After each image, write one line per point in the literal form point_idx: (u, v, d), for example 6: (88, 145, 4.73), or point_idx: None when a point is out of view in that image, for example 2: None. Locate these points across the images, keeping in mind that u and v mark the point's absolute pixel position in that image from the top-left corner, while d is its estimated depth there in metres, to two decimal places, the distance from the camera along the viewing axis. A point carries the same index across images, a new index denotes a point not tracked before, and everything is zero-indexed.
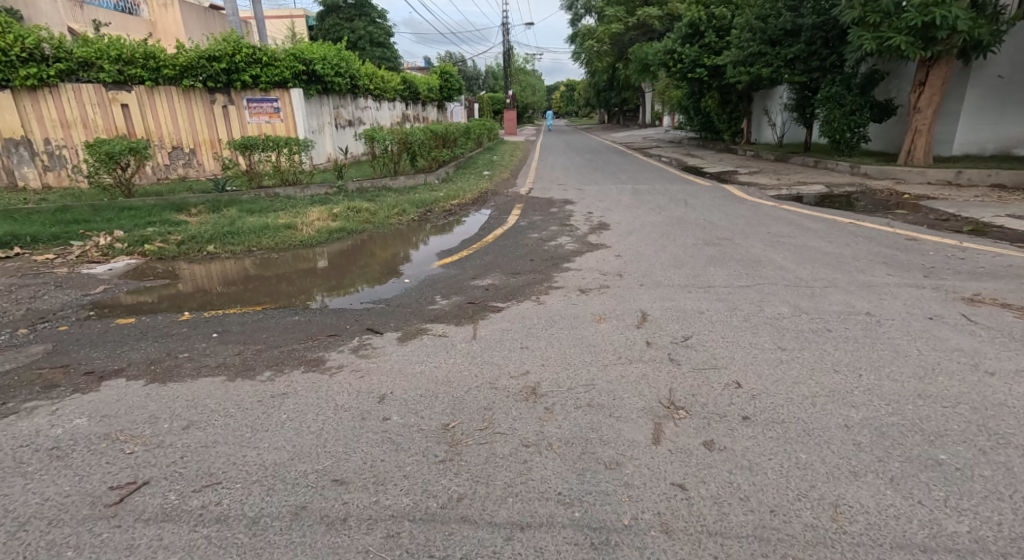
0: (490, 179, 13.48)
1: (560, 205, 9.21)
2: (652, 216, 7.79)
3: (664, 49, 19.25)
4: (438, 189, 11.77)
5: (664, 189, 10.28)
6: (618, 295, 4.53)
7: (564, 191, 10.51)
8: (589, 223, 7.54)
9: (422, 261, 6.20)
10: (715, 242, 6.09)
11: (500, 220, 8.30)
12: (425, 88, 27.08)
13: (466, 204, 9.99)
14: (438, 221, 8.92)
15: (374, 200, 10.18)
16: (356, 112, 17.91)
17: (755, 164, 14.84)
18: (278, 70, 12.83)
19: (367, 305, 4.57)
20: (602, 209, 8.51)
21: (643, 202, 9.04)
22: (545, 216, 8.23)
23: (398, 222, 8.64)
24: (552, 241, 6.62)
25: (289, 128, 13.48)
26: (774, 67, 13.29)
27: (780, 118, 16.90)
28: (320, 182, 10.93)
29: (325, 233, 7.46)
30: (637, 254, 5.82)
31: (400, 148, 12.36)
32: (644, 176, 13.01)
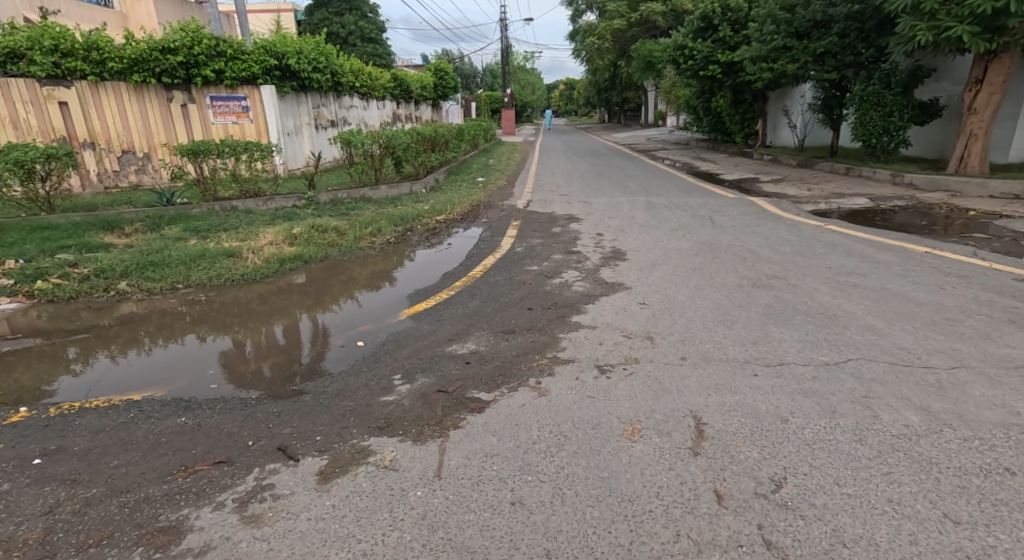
0: (484, 187, 12.14)
1: (563, 223, 7.87)
2: (675, 241, 6.46)
3: (674, 44, 17.88)
4: (425, 200, 10.43)
5: (681, 202, 8.97)
6: (652, 380, 3.17)
7: (567, 204, 9.17)
8: (599, 250, 6.21)
9: (390, 305, 4.80)
10: (766, 283, 4.74)
11: (493, 243, 6.96)
12: (417, 86, 25.67)
13: (455, 219, 8.65)
14: (420, 240, 7.56)
15: (348, 215, 8.86)
16: (339, 111, 16.58)
17: (775, 171, 13.50)
18: (246, 64, 11.50)
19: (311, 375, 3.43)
20: (613, 230, 7.18)
21: (660, 220, 7.72)
22: (546, 238, 6.91)
23: (369, 241, 7.26)
24: (554, 277, 5.28)
25: (260, 129, 12.17)
26: (800, 63, 11.94)
27: (800, 118, 15.55)
28: (288, 193, 9.57)
29: (273, 260, 6.09)
30: (666, 301, 4.47)
31: (383, 152, 10.99)
32: (654, 184, 11.69)
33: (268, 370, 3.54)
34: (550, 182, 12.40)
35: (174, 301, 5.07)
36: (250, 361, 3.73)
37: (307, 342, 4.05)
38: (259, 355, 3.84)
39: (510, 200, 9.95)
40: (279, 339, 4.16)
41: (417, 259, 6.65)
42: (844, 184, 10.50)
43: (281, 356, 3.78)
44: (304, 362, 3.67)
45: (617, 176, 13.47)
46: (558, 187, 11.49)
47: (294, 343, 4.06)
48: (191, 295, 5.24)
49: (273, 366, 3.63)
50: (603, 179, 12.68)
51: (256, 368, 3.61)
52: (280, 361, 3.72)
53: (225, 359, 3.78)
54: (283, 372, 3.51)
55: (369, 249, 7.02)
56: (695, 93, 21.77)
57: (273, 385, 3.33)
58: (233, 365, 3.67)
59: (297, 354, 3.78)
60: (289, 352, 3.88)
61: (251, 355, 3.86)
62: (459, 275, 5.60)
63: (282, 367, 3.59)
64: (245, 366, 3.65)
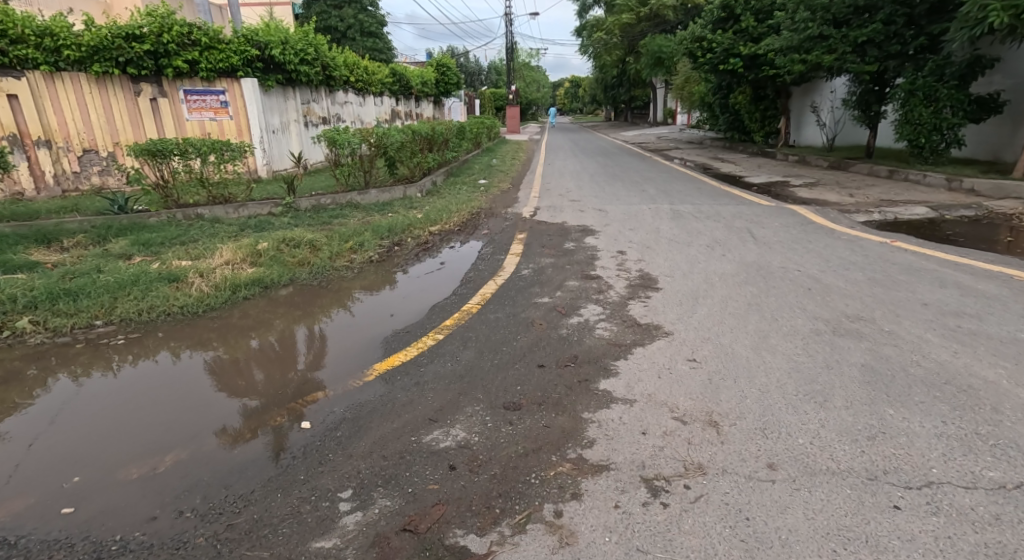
0: (486, 191, 11.02)
1: (576, 237, 6.77)
2: (715, 263, 5.34)
3: (691, 36, 16.73)
4: (419, 206, 9.34)
5: (711, 211, 7.85)
6: (734, 515, 2.07)
7: (580, 213, 8.06)
8: (624, 275, 5.10)
9: (360, 353, 3.72)
10: (850, 329, 3.64)
11: (495, 261, 5.85)
12: (418, 81, 24.56)
13: (454, 230, 7.55)
14: (408, 255, 6.45)
15: (330, 225, 7.77)
16: (332, 107, 15.51)
17: (804, 173, 12.34)
18: (223, 54, 10.42)
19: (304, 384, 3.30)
20: (637, 248, 6.06)
21: (690, 235, 6.59)
22: (557, 258, 5.80)
23: (347, 257, 6.14)
24: (571, 315, 4.17)
25: (241, 125, 11.17)
26: (838, 54, 10.79)
27: (829, 116, 14.39)
28: (264, 198, 8.49)
29: (224, 285, 4.99)
30: (724, 356, 3.37)
31: (374, 153, 9.86)
32: (674, 189, 10.58)
33: (262, 379, 3.43)
34: (558, 186, 11.29)
35: (83, 360, 3.80)
36: (244, 367, 3.64)
37: (304, 347, 3.90)
38: (252, 359, 3.75)
39: (515, 207, 8.84)
40: (273, 342, 4.01)
41: (405, 279, 5.58)
42: (890, 190, 9.34)
43: (276, 364, 3.66)
44: (301, 369, 3.55)
45: (631, 179, 12.35)
46: (567, 192, 10.36)
47: (289, 347, 3.94)
48: (103, 354, 3.89)
49: (268, 372, 3.54)
50: (616, 183, 11.56)
51: (248, 375, 3.52)
52: (273, 368, 3.61)
53: (217, 363, 3.71)
54: (275, 379, 3.41)
55: (346, 269, 5.85)
56: (711, 89, 20.57)
57: (264, 394, 3.22)
58: (225, 371, 3.59)
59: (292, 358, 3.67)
60: (284, 356, 3.76)
61: (245, 358, 3.77)
62: (451, 309, 4.49)
63: (274, 374, 3.49)
64: (238, 372, 3.56)
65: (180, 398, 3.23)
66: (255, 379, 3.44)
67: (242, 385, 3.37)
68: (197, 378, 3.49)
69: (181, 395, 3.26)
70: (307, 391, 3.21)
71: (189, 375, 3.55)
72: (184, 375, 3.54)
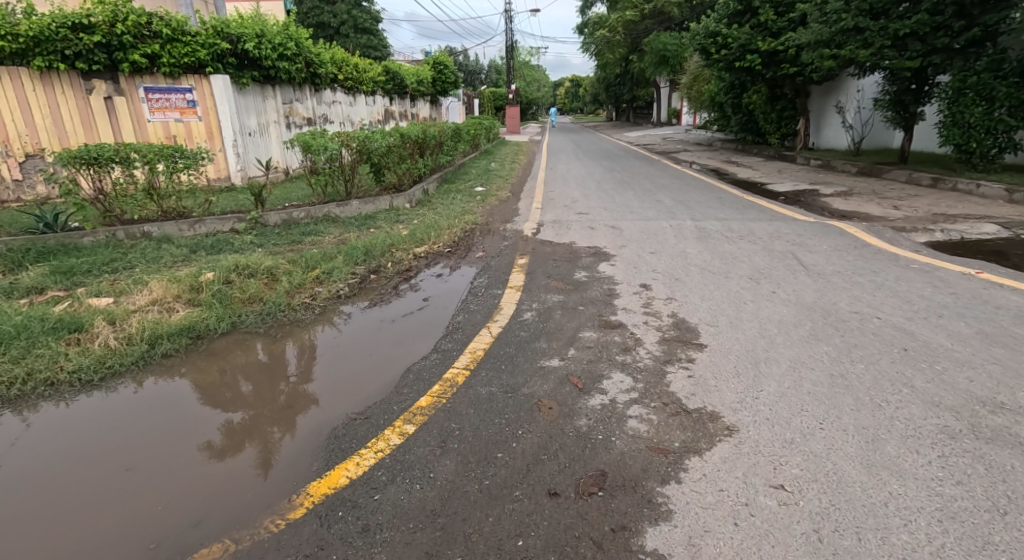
0: (483, 202, 9.93)
1: (588, 264, 5.68)
2: (767, 306, 4.24)
3: (704, 31, 15.65)
4: (405, 221, 8.25)
5: (742, 229, 6.75)
6: None
7: (589, 231, 6.96)
8: (654, 325, 4.00)
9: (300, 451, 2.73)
10: (996, 426, 2.55)
11: (490, 298, 4.75)
12: (414, 79, 23.47)
13: (443, 252, 6.45)
14: (386, 286, 5.33)
15: (299, 246, 6.68)
16: (317, 107, 14.45)
17: (832, 181, 11.24)
18: (189, 48, 9.32)
19: (295, 398, 3.28)
20: (664, 281, 4.96)
21: (725, 263, 5.50)
22: (567, 296, 4.70)
23: (309, 292, 5.00)
24: (590, 391, 3.07)
25: (211, 127, 10.07)
26: (875, 48, 9.71)
27: (856, 117, 13.32)
28: (227, 212, 7.42)
29: (141, 336, 3.87)
30: (828, 479, 2.27)
31: (358, 159, 8.76)
32: (692, 199, 9.48)
33: (250, 393, 3.39)
34: (562, 195, 10.19)
35: None
36: (230, 376, 3.58)
37: (294, 358, 3.83)
38: (241, 369, 3.66)
39: (515, 222, 7.76)
40: (262, 351, 3.92)
41: (382, 314, 4.57)
42: (940, 202, 8.24)
43: (262, 376, 3.58)
44: (291, 381, 3.51)
45: (642, 186, 11.25)
46: (573, 203, 9.26)
47: (279, 356, 3.86)
48: None
49: (256, 384, 3.49)
50: (627, 192, 10.45)
51: (234, 386, 3.47)
52: (261, 379, 3.55)
53: (203, 373, 3.61)
54: (264, 393, 3.37)
55: (305, 308, 4.69)
56: (723, 88, 19.46)
57: (253, 409, 3.20)
58: (210, 381, 3.51)
59: (281, 370, 3.61)
60: (273, 366, 3.71)
61: (232, 367, 3.69)
62: (430, 377, 3.38)
63: (263, 387, 3.45)
64: (224, 383, 3.50)
65: (164, 410, 3.17)
66: (244, 391, 3.40)
67: (228, 400, 3.30)
68: (183, 387, 3.44)
69: (165, 406, 3.20)
70: (298, 407, 3.18)
71: (171, 382, 3.50)
72: (168, 383, 3.48)
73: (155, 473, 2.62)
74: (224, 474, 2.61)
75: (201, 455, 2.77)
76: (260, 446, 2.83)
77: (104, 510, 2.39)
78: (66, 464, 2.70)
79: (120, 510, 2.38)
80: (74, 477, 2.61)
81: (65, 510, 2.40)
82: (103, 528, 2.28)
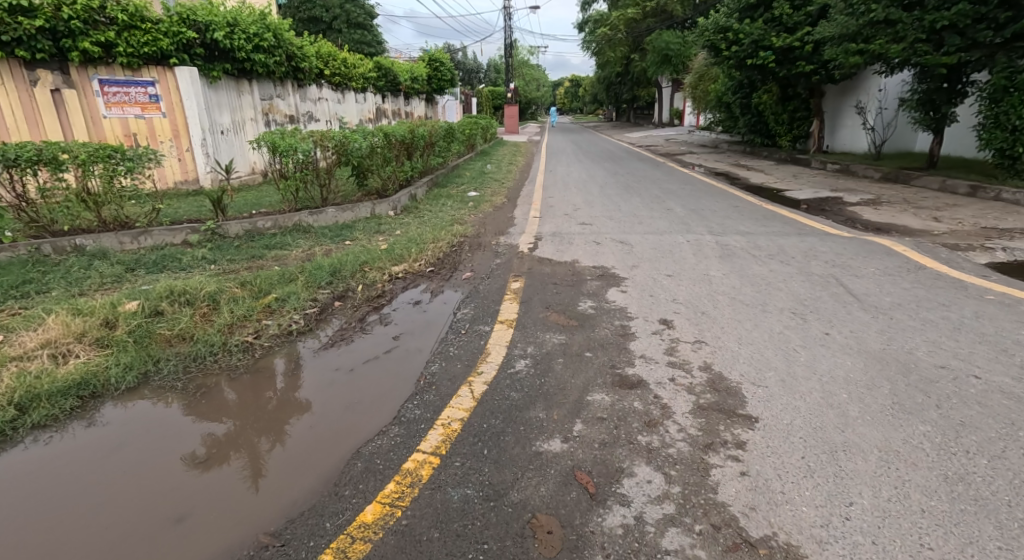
0: (475, 210, 9.04)
1: (595, 291, 4.78)
2: (826, 356, 3.32)
3: (713, 27, 14.80)
4: (387, 232, 7.36)
5: (771, 247, 5.85)
6: None
7: (594, 247, 6.06)
8: (683, 385, 3.08)
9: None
10: None
11: (474, 338, 3.83)
12: (408, 77, 22.59)
13: (424, 271, 5.54)
14: (352, 317, 4.40)
15: (258, 264, 5.77)
16: (300, 104, 13.59)
17: (855, 187, 10.35)
18: (149, 36, 8.44)
19: (279, 407, 3.10)
20: (688, 318, 4.05)
21: (759, 290, 4.59)
22: (569, 337, 3.80)
23: (253, 326, 4.06)
24: (605, 503, 2.17)
25: (177, 125, 9.18)
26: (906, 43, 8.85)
27: (876, 118, 12.47)
28: (180, 221, 6.52)
29: (12, 399, 2.97)
30: None
31: (336, 162, 7.86)
32: (705, 209, 8.59)
33: (235, 398, 3.21)
34: (561, 203, 9.31)
35: None
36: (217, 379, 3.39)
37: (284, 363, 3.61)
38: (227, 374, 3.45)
39: (510, 234, 6.86)
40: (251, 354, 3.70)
41: (354, 357, 3.68)
42: (987, 213, 7.35)
43: (248, 382, 3.37)
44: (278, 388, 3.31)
45: (649, 192, 10.37)
46: (575, 213, 8.36)
47: (269, 360, 3.65)
48: None
49: (242, 389, 3.30)
50: (633, 200, 9.56)
51: (219, 390, 3.28)
52: (248, 384, 3.36)
53: (188, 375, 3.42)
54: (250, 399, 3.19)
55: (241, 349, 3.74)
56: (733, 87, 18.58)
57: (236, 416, 3.03)
58: (193, 385, 3.32)
59: (268, 377, 3.40)
60: (262, 371, 3.50)
61: (218, 370, 3.49)
62: (385, 473, 2.47)
63: (250, 392, 3.26)
64: (208, 386, 3.31)
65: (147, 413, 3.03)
66: (228, 397, 3.21)
67: (211, 405, 3.13)
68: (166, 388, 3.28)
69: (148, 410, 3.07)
70: (282, 419, 3.00)
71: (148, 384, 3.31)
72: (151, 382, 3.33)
73: (136, 483, 2.51)
74: (211, 484, 2.50)
75: (183, 464, 2.65)
76: (247, 455, 2.71)
77: (85, 526, 2.27)
78: (42, 471, 2.58)
79: (103, 525, 2.27)
80: (53, 488, 2.48)
81: (46, 527, 2.27)
82: (81, 545, 2.18)
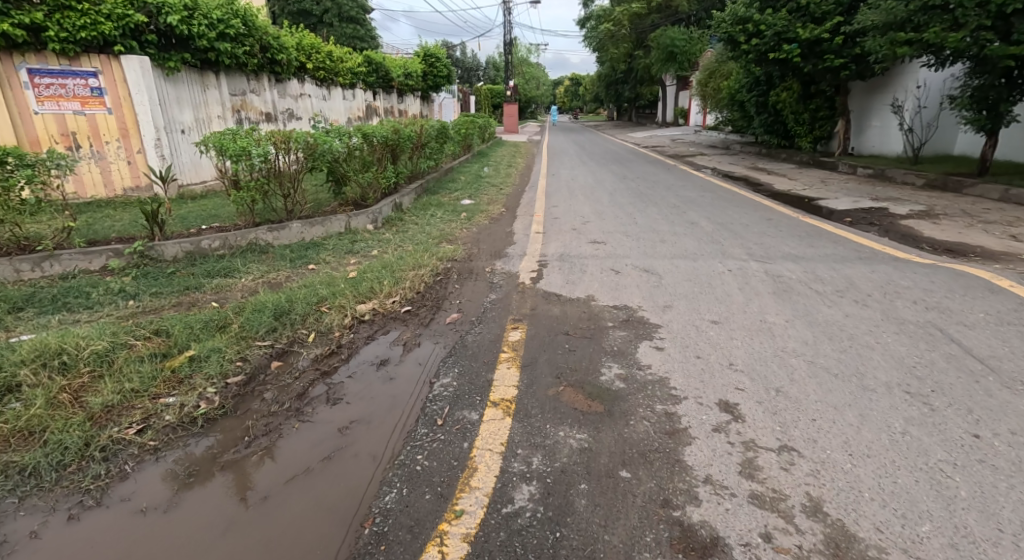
0: (468, 223, 7.86)
1: (620, 347, 3.62)
2: (993, 490, 2.17)
3: (731, 17, 13.58)
4: (362, 253, 6.19)
5: (836, 279, 4.69)
6: None
7: (612, 277, 4.89)
8: (787, 551, 1.96)
9: None
10: None
11: (456, 435, 2.65)
12: (401, 73, 21.39)
13: (399, 312, 4.36)
14: (289, 388, 3.19)
15: (190, 300, 4.60)
16: (278, 101, 12.46)
17: (897, 196, 9.19)
18: (87, 19, 7.23)
19: (277, 424, 2.82)
20: (757, 399, 2.88)
21: (841, 347, 3.43)
22: (593, 434, 2.63)
23: (141, 409, 2.84)
24: None
25: (126, 123, 8.01)
26: (967, 32, 7.69)
27: (915, 118, 11.34)
28: (103, 243, 5.36)
29: None
30: None
31: (304, 168, 6.69)
32: (734, 223, 7.43)
33: (234, 407, 2.96)
34: (567, 215, 8.14)
35: None
36: (220, 385, 3.14)
37: (291, 377, 3.32)
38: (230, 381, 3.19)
39: (509, 257, 5.69)
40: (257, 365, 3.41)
41: (290, 460, 2.56)
42: None
43: (252, 392, 3.11)
44: (278, 402, 3.04)
45: (664, 202, 9.19)
46: (583, 229, 7.18)
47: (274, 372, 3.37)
48: None
49: (239, 399, 3.03)
50: (649, 212, 8.39)
51: (224, 394, 3.05)
52: (250, 395, 3.09)
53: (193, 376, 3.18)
54: (250, 409, 2.94)
55: (110, 453, 2.53)
56: (748, 84, 17.40)
57: (232, 428, 2.78)
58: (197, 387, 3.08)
59: (271, 392, 3.12)
60: (266, 383, 3.23)
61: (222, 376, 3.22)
62: None
63: (250, 403, 3.00)
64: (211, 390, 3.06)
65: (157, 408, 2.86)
66: (232, 404, 2.98)
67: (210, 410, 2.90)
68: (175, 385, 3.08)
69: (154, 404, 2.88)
70: (277, 436, 2.73)
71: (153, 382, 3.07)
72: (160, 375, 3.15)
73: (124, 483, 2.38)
74: (193, 503, 2.30)
75: (172, 472, 2.46)
76: (234, 472, 2.49)
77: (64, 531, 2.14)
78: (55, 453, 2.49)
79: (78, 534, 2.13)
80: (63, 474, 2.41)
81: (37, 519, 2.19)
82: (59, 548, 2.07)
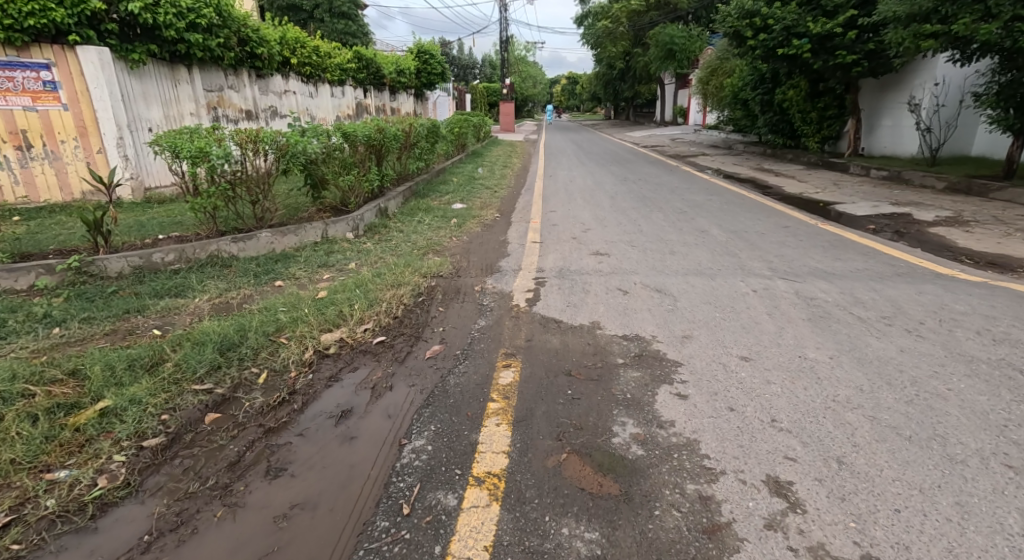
0: (458, 232, 7.22)
1: (634, 393, 2.98)
2: None
3: (737, 11, 12.98)
4: (338, 267, 5.56)
5: (878, 301, 4.06)
6: None
7: (619, 299, 4.25)
8: None
9: None
10: None
11: (425, 535, 2.04)
12: (394, 70, 20.75)
13: (371, 343, 3.70)
14: (220, 453, 2.55)
15: (128, 327, 3.95)
16: (260, 98, 11.81)
17: (919, 201, 8.58)
18: (35, 4, 6.56)
19: (187, 516, 2.18)
20: (818, 476, 2.26)
21: (906, 396, 2.79)
22: (607, 533, 2.03)
23: (17, 492, 2.23)
24: None
25: (83, 120, 7.32)
26: (1000, 23, 7.07)
27: (933, 117, 10.75)
28: (40, 257, 4.73)
29: None
30: None
31: (276, 171, 6.06)
32: (747, 233, 6.81)
33: (139, 488, 2.32)
34: (566, 223, 7.51)
35: None
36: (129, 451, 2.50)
37: (221, 436, 2.65)
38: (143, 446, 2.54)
39: (500, 273, 5.05)
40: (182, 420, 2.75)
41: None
42: None
43: (166, 463, 2.46)
44: (197, 477, 2.38)
45: (669, 208, 8.58)
46: (584, 239, 6.54)
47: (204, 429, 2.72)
48: None
49: (149, 475, 2.39)
50: (654, 218, 7.76)
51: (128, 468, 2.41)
52: (164, 467, 2.45)
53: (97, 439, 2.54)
54: (157, 493, 2.29)
55: None
56: (754, 82, 16.79)
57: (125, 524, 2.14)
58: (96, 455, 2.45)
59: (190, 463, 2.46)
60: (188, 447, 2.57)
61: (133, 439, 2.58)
62: None
63: (158, 482, 2.35)
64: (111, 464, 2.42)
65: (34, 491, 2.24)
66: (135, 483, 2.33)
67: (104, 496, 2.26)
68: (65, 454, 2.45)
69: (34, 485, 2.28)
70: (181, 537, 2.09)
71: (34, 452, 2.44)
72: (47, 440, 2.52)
73: None
74: None
75: None
76: None
77: None
78: None
79: None
80: None
81: None
82: None
